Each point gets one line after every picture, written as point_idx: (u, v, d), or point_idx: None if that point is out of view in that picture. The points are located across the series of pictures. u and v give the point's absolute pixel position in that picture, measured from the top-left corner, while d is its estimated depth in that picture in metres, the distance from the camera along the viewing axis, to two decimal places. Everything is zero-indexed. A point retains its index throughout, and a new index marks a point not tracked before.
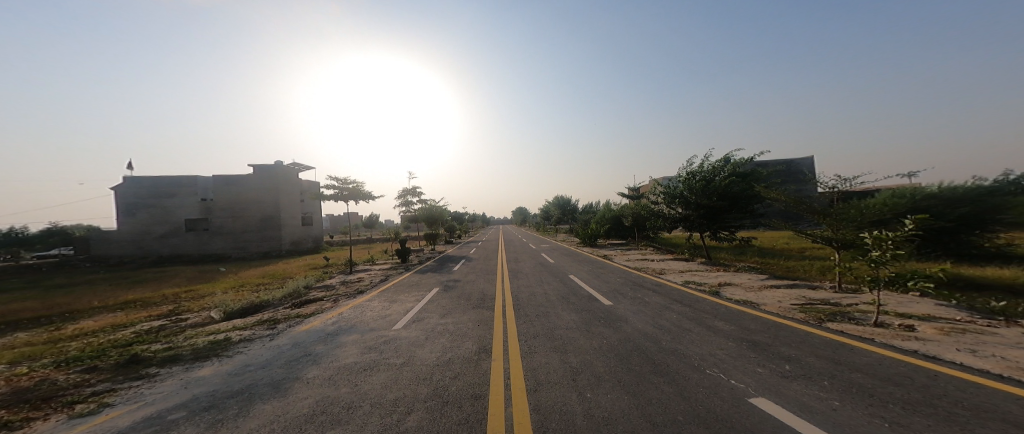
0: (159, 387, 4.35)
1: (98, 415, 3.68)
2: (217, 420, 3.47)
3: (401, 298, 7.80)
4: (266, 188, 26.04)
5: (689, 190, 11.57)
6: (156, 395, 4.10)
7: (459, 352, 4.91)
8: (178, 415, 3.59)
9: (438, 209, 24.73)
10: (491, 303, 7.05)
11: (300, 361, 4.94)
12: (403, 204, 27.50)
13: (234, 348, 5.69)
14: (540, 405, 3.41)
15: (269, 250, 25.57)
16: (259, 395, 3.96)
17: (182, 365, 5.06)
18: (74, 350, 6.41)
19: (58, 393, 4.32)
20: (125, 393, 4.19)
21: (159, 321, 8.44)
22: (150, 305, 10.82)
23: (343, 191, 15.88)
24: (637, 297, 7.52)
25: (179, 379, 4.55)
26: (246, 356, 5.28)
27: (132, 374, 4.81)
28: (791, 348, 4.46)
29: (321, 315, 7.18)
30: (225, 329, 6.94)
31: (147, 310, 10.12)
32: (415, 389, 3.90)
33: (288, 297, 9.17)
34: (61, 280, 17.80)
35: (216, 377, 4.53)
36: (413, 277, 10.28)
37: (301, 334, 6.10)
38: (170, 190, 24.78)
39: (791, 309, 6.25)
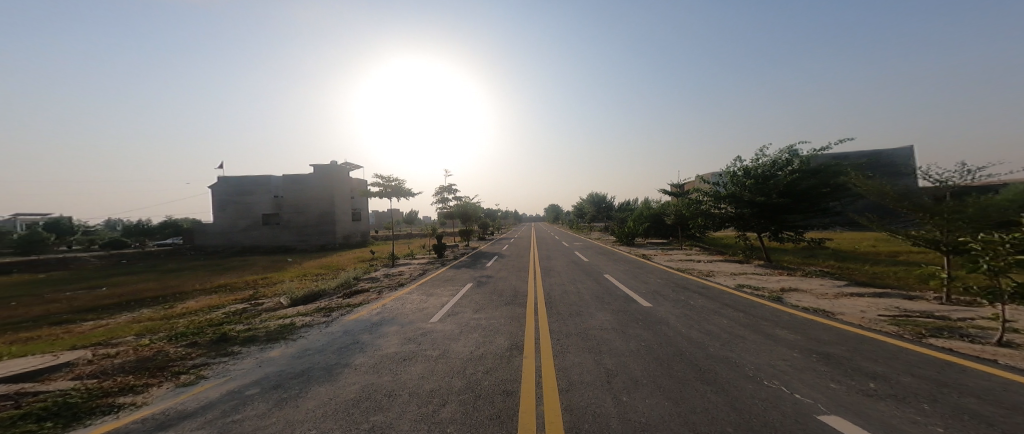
0: (240, 364, 4.94)
1: (195, 386, 4.25)
2: (283, 398, 3.86)
3: (437, 292, 8.08)
4: (323, 186, 28.31)
5: (746, 187, 10.54)
6: (238, 372, 4.66)
7: (492, 347, 4.95)
8: (253, 391, 4.05)
9: (473, 207, 25.20)
10: (526, 300, 7.03)
11: (350, 348, 5.30)
12: (439, 201, 28.27)
13: (297, 332, 6.30)
14: (574, 405, 3.33)
15: (326, 243, 27.84)
16: (314, 378, 4.30)
17: (257, 346, 5.70)
18: (177, 327, 7.46)
19: (169, 364, 5.08)
20: (216, 368, 4.81)
21: (243, 305, 9.63)
22: (235, 290, 12.37)
23: (387, 188, 16.74)
24: (680, 299, 7.07)
25: (255, 358, 5.13)
26: (306, 340, 5.82)
27: (220, 351, 5.50)
28: (875, 364, 3.89)
29: (368, 305, 7.69)
30: (291, 314, 7.71)
31: (233, 294, 11.59)
32: (450, 381, 4.02)
33: (340, 287, 9.95)
34: (166, 265, 20.90)
35: (283, 358, 5.05)
36: (449, 272, 10.62)
37: (350, 323, 6.58)
38: (247, 188, 27.92)
39: (878, 321, 5.46)
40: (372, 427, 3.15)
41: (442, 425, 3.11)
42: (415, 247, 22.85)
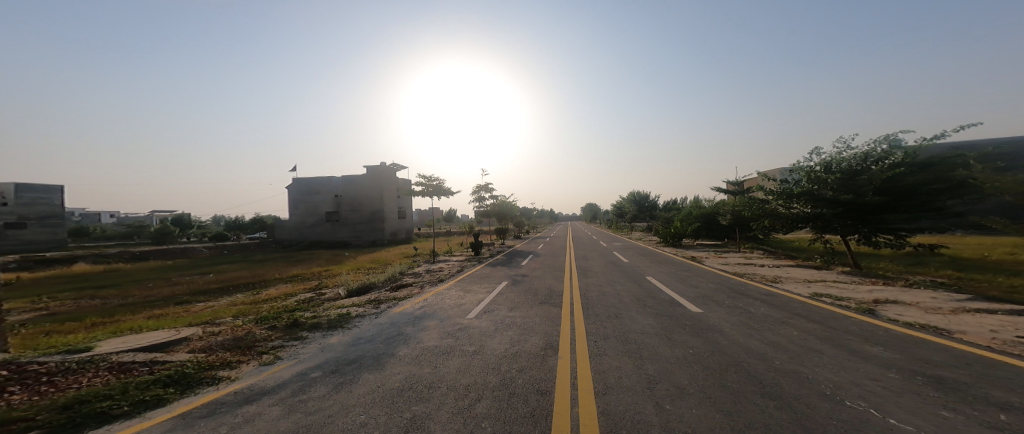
0: (307, 348, 5.46)
1: (272, 366, 4.76)
2: (339, 382, 4.19)
3: (474, 289, 8.26)
4: (374, 185, 30.15)
5: (829, 184, 9.29)
6: (305, 355, 5.15)
7: (526, 346, 4.92)
8: (316, 374, 4.44)
9: (510, 205, 25.33)
10: (563, 300, 6.92)
11: (394, 340, 5.59)
12: (476, 199, 28.69)
13: (352, 321, 6.81)
14: (610, 409, 3.20)
15: (376, 239, 29.69)
16: (364, 367, 4.60)
17: (320, 332, 6.25)
18: (259, 312, 8.41)
19: (254, 344, 5.72)
20: (289, 350, 5.36)
21: (309, 294, 10.62)
22: (305, 280, 13.70)
23: (429, 187, 17.39)
24: (735, 306, 6.51)
25: (318, 344, 5.62)
26: (359, 329, 6.26)
27: (291, 336, 6.11)
28: (1008, 392, 3.23)
29: (411, 299, 8.08)
30: (347, 304, 8.34)
31: (302, 284, 12.83)
32: (486, 377, 4.08)
33: (388, 280, 10.57)
34: (246, 256, 23.66)
35: (340, 345, 5.48)
36: (485, 269, 10.79)
37: (396, 315, 6.96)
38: (311, 188, 30.68)
39: (1017, 343, 4.50)
40: (415, 417, 3.29)
41: (478, 419, 3.15)
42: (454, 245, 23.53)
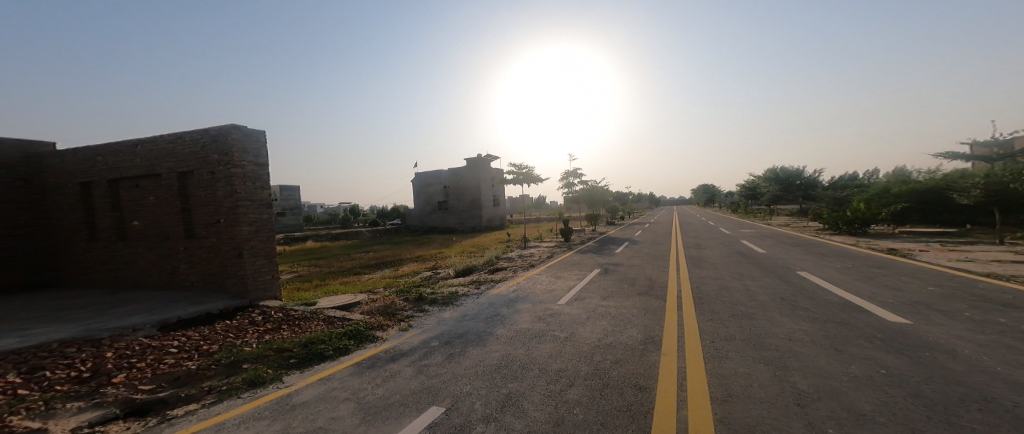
0: (429, 319, 6.23)
1: (407, 331, 5.59)
2: (451, 353, 4.65)
3: (565, 275, 8.24)
4: (472, 176, 32.28)
5: None
6: (429, 325, 5.88)
7: (621, 336, 4.50)
8: (435, 343, 5.03)
9: (604, 190, 24.22)
10: (662, 293, 6.34)
11: (493, 320, 5.92)
12: (565, 186, 28.18)
13: (458, 299, 7.51)
14: (731, 417, 2.43)
15: (475, 226, 32.02)
16: (469, 342, 5.02)
17: (436, 307, 7.05)
18: (396, 285, 9.92)
19: (396, 311, 6.75)
20: (419, 320, 6.19)
21: (427, 272, 12.15)
22: (424, 260, 15.72)
23: (518, 175, 17.80)
24: (917, 307, 4.91)
25: (436, 316, 6.36)
26: (463, 307, 6.85)
27: (418, 308, 7.03)
28: None
29: (506, 282, 8.51)
30: (457, 283, 9.25)
31: (422, 263, 14.75)
32: (578, 364, 4.01)
33: (487, 263, 11.33)
34: (376, 239, 28.31)
35: (450, 320, 6.09)
36: (576, 256, 10.64)
37: (493, 296, 7.41)
38: (422, 180, 34.72)
39: None
40: (510, 394, 3.45)
41: (568, 404, 3.12)
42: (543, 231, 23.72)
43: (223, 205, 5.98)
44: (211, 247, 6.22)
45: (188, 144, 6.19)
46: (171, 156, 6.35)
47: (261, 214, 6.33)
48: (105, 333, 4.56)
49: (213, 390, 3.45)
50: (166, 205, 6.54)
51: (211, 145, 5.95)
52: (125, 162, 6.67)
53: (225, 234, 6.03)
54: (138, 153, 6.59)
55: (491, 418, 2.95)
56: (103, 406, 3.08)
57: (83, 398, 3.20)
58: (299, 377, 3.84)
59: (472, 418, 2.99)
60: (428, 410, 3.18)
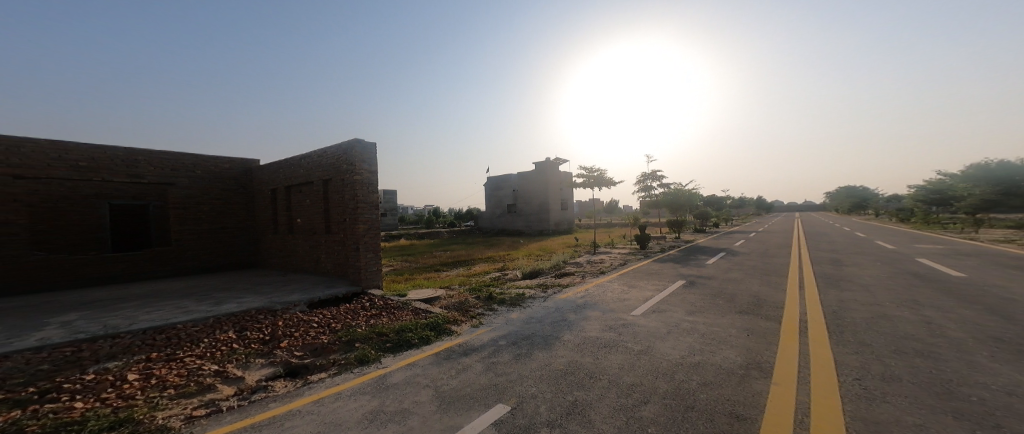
0: (497, 318, 6.38)
1: (477, 328, 5.78)
2: (518, 354, 4.65)
3: (639, 284, 7.76)
4: (540, 179, 32.39)
5: None
6: (497, 324, 6.01)
7: (707, 355, 4.07)
8: (503, 342, 5.09)
9: (691, 193, 22.36)
10: (754, 309, 5.60)
11: (561, 326, 5.78)
12: (642, 190, 26.71)
13: (525, 301, 7.56)
14: None
15: (543, 229, 32.09)
16: (536, 344, 4.98)
17: (504, 307, 7.16)
18: (468, 284, 10.38)
19: (468, 308, 7.04)
20: (489, 318, 6.35)
21: (495, 273, 12.46)
22: (493, 261, 16.15)
23: (590, 179, 17.36)
24: None
25: (504, 316, 6.46)
26: (530, 309, 6.86)
27: (488, 306, 7.21)
28: None
29: (574, 287, 8.33)
30: (524, 285, 9.33)
31: (492, 264, 15.17)
32: (654, 381, 3.71)
33: (554, 267, 11.22)
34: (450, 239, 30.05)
35: (518, 321, 6.13)
36: (651, 265, 9.98)
37: (560, 301, 7.28)
38: (493, 184, 35.95)
39: None
40: (577, 402, 3.32)
41: (642, 421, 2.89)
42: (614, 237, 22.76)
43: (349, 207, 7.78)
44: (341, 241, 8.13)
45: (329, 157, 8.29)
46: (320, 168, 8.46)
47: (372, 215, 7.97)
48: (280, 305, 6.37)
49: (335, 363, 4.30)
50: (314, 207, 8.77)
51: (343, 158, 7.92)
52: (290, 173, 9.09)
53: (348, 231, 7.89)
54: (298, 164, 8.99)
55: (556, 424, 2.87)
56: (275, 365, 4.20)
57: (264, 356, 4.41)
58: (395, 359, 4.48)
59: (537, 421, 2.93)
60: (495, 407, 3.19)
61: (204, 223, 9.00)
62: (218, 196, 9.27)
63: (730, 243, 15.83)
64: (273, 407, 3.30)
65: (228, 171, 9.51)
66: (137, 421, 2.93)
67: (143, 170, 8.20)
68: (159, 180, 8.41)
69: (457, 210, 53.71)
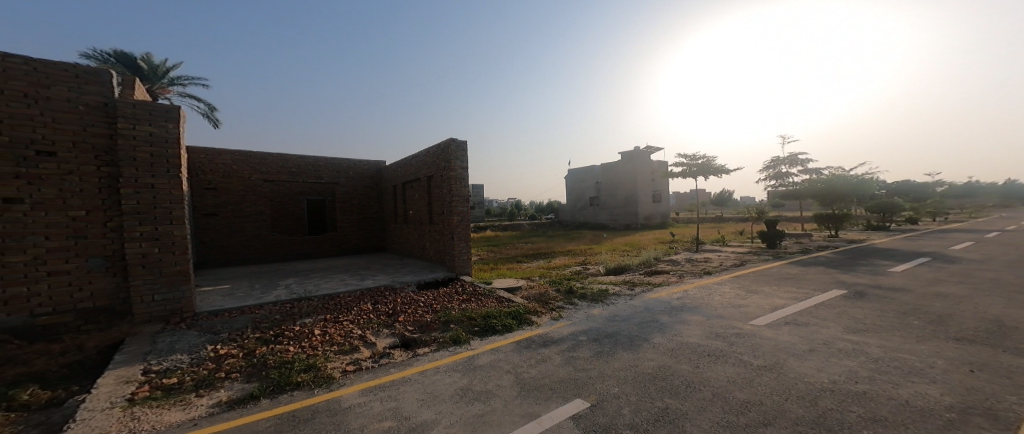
0: (578, 313, 6.25)
1: (558, 321, 5.72)
2: (599, 351, 4.47)
3: (761, 291, 6.75)
4: (628, 170, 30.63)
5: None
6: (578, 318, 5.90)
7: (868, 384, 3.28)
8: (583, 338, 4.93)
9: (870, 177, 17.24)
10: (911, 331, 4.41)
11: (651, 328, 5.36)
12: (777, 177, 23.23)
13: (609, 298, 7.24)
14: None
15: (630, 223, 30.49)
16: (620, 343, 4.73)
17: (586, 302, 6.97)
18: (548, 276, 10.39)
19: (548, 300, 7.02)
20: (569, 312, 6.25)
21: (576, 267, 12.21)
22: (575, 254, 15.84)
23: (693, 168, 15.78)
24: None
25: (586, 311, 6.29)
26: (615, 307, 6.55)
27: (568, 300, 7.10)
28: None
29: (668, 287, 7.68)
30: (606, 281, 8.97)
31: (573, 257, 14.92)
32: (782, 401, 3.15)
33: (644, 265, 10.53)
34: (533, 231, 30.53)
35: (600, 318, 5.91)
36: (773, 270, 8.55)
37: (651, 301, 6.78)
38: (576, 176, 35.26)
39: None
40: (668, 409, 3.03)
41: None
42: (726, 233, 20.18)
43: (446, 201, 8.55)
44: (440, 231, 9.05)
45: (431, 153, 9.19)
46: (425, 165, 9.50)
47: (465, 208, 8.52)
48: (397, 284, 7.38)
49: (436, 340, 4.71)
50: (421, 200, 9.97)
51: (442, 154, 8.67)
52: (404, 172, 10.56)
53: (445, 221, 8.68)
54: (409, 163, 10.29)
55: (640, 428, 2.68)
56: (393, 336, 4.79)
57: (388, 327, 5.05)
58: (483, 343, 4.71)
59: (619, 422, 2.78)
60: (573, 401, 3.11)
61: (353, 213, 11.59)
62: (363, 191, 11.82)
63: (932, 246, 12.07)
64: (393, 371, 3.79)
65: (366, 171, 11.92)
66: (318, 367, 3.68)
67: (322, 172, 11.16)
68: (332, 179, 11.31)
69: (541, 204, 54.13)
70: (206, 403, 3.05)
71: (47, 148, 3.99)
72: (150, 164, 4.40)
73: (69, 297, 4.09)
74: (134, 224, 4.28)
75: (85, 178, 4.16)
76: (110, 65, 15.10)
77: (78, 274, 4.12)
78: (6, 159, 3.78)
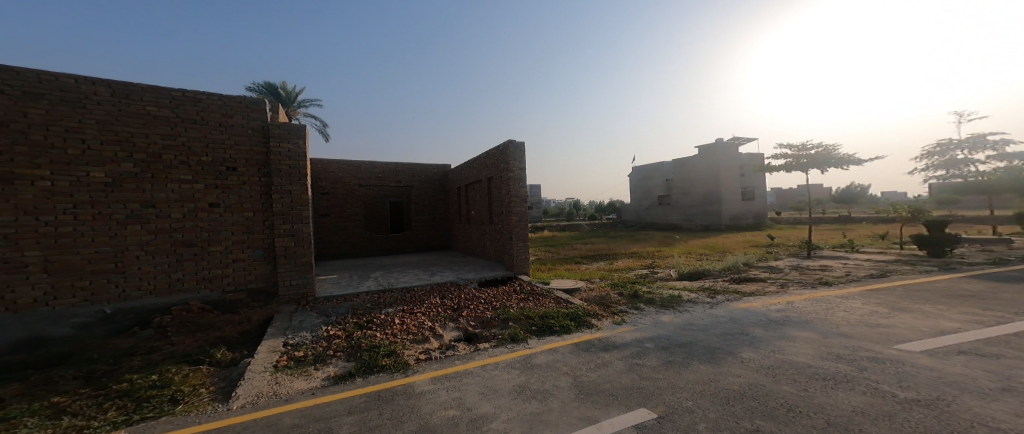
0: (645, 318, 6.01)
1: (620, 326, 5.57)
2: (669, 361, 4.20)
3: (913, 307, 5.59)
4: (709, 166, 28.02)
5: None
6: (644, 324, 5.67)
7: None
8: (650, 345, 4.72)
9: None
10: None
11: (738, 339, 4.75)
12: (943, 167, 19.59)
13: (684, 305, 6.77)
14: None
15: (711, 224, 27.86)
16: (696, 355, 4.33)
17: (655, 308, 6.67)
18: (610, 279, 10.08)
19: (610, 304, 6.87)
20: (632, 317, 6.07)
21: (644, 270, 11.63)
22: (643, 257, 15.06)
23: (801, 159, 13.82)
24: None
25: (653, 317, 6.00)
26: (691, 315, 6.10)
27: (633, 305, 6.86)
28: None
29: (764, 297, 6.88)
30: (680, 286, 8.41)
31: (640, 260, 14.23)
32: None
33: (728, 270, 9.63)
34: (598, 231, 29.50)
35: (672, 325, 5.58)
36: (922, 283, 7.17)
37: (738, 311, 6.15)
38: (646, 173, 33.25)
39: None
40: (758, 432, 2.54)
41: None
42: (853, 238, 16.94)
43: (505, 201, 8.84)
44: (499, 230, 9.37)
45: (491, 154, 9.54)
46: (486, 167, 9.89)
47: (523, 208, 8.74)
48: (460, 280, 7.85)
49: (495, 337, 4.98)
50: (482, 201, 10.42)
51: (501, 155, 8.98)
52: (466, 173, 11.12)
53: (503, 221, 8.99)
54: (471, 166, 10.82)
55: None
56: (455, 330, 5.16)
57: (452, 321, 5.46)
58: (540, 342, 4.83)
59: None
60: (638, 410, 2.99)
61: (424, 214, 12.58)
62: (433, 194, 12.74)
63: None
64: (457, 363, 4.12)
65: (435, 174, 12.82)
66: (397, 353, 4.16)
67: (401, 176, 12.33)
68: (409, 183, 12.42)
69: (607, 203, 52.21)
70: (319, 376, 3.69)
71: (232, 164, 5.08)
72: (289, 175, 5.38)
73: (244, 279, 5.16)
74: (280, 223, 5.29)
75: (253, 186, 5.21)
76: (262, 93, 19.34)
77: (248, 262, 5.18)
78: (211, 174, 4.96)
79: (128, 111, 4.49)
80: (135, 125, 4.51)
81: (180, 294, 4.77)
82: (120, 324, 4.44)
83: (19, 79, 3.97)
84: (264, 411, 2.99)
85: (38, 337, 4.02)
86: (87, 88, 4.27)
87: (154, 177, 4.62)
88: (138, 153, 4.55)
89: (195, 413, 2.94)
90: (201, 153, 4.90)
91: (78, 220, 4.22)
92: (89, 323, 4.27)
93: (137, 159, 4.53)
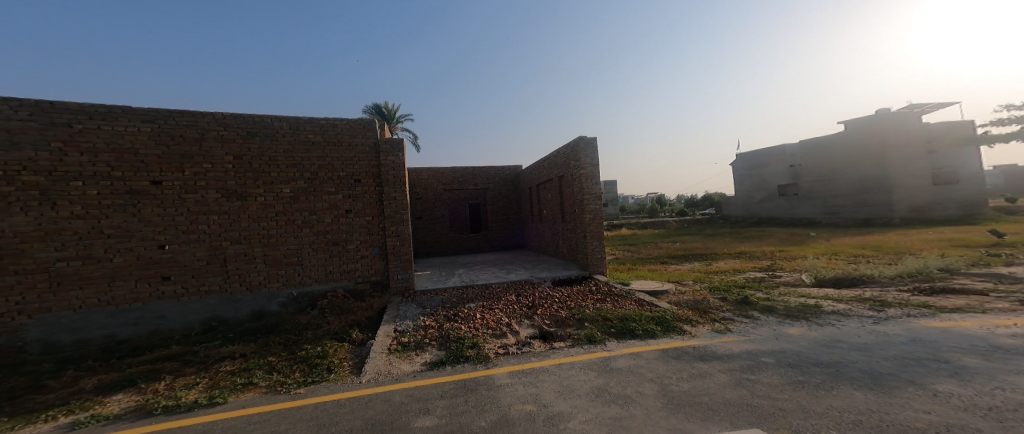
0: (760, 329, 5.13)
1: (722, 335, 4.90)
2: (800, 381, 3.38)
3: None
4: (866, 145, 22.35)
5: None
6: (757, 336, 4.82)
7: None
8: (770, 360, 3.97)
9: None
10: None
11: (926, 365, 3.51)
12: None
13: (824, 318, 5.50)
14: None
15: (873, 217, 21.96)
16: (847, 378, 3.32)
17: (776, 317, 5.64)
18: (711, 282, 8.90)
19: (708, 309, 6.08)
20: (739, 326, 5.28)
21: (759, 273, 9.93)
22: (755, 258, 12.90)
23: None
24: None
25: (771, 329, 5.10)
26: (839, 331, 4.89)
27: (742, 312, 5.95)
28: None
29: (979, 316, 5.07)
30: (816, 295, 6.90)
31: (752, 261, 12.21)
32: None
33: (904, 277, 7.52)
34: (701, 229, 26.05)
35: (804, 340, 4.59)
36: None
37: (923, 329, 4.66)
38: (761, 160, 28.20)
39: None
40: None
41: None
42: None
43: (578, 200, 8.61)
44: (572, 228, 9.21)
45: (562, 153, 9.41)
46: (557, 166, 9.81)
47: (598, 205, 8.43)
48: (535, 278, 7.95)
49: (571, 336, 4.94)
50: (554, 200, 10.39)
51: (571, 153, 8.81)
52: (538, 172, 11.18)
53: (577, 220, 8.82)
54: (542, 165, 10.87)
55: None
56: (530, 327, 5.29)
57: (527, 319, 5.62)
58: (620, 345, 4.59)
59: None
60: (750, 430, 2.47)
61: (500, 214, 13.18)
62: (507, 194, 13.23)
63: None
64: (534, 360, 4.23)
65: (509, 175, 13.30)
66: (479, 346, 4.48)
67: (478, 179, 13.16)
68: (485, 185, 13.19)
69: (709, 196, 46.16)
70: (417, 361, 4.20)
71: (357, 177, 6.06)
72: (395, 183, 6.20)
73: (369, 272, 6.14)
74: (390, 225, 6.17)
75: (371, 194, 6.13)
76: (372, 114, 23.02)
77: (370, 258, 6.15)
78: (346, 185, 6.00)
79: (301, 139, 5.76)
80: (303, 150, 5.77)
81: (332, 282, 5.93)
82: (301, 304, 5.73)
83: (246, 123, 5.49)
84: (380, 387, 3.53)
85: (262, 310, 5.51)
86: (277, 124, 5.65)
87: (314, 190, 5.82)
88: (307, 173, 5.79)
89: (341, 382, 3.64)
90: (339, 169, 5.98)
91: (279, 224, 5.62)
92: (285, 302, 5.64)
93: (305, 178, 5.77)
